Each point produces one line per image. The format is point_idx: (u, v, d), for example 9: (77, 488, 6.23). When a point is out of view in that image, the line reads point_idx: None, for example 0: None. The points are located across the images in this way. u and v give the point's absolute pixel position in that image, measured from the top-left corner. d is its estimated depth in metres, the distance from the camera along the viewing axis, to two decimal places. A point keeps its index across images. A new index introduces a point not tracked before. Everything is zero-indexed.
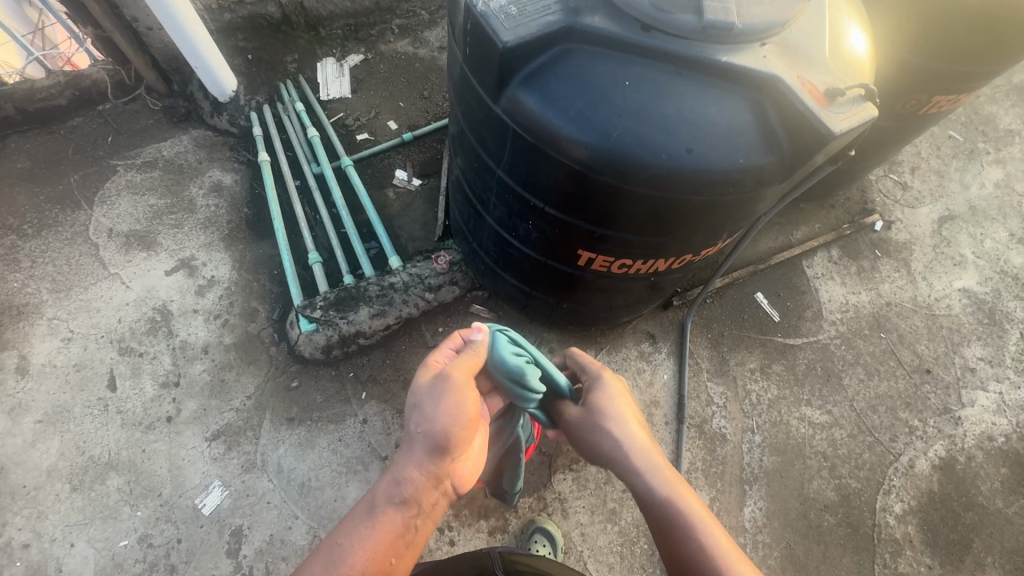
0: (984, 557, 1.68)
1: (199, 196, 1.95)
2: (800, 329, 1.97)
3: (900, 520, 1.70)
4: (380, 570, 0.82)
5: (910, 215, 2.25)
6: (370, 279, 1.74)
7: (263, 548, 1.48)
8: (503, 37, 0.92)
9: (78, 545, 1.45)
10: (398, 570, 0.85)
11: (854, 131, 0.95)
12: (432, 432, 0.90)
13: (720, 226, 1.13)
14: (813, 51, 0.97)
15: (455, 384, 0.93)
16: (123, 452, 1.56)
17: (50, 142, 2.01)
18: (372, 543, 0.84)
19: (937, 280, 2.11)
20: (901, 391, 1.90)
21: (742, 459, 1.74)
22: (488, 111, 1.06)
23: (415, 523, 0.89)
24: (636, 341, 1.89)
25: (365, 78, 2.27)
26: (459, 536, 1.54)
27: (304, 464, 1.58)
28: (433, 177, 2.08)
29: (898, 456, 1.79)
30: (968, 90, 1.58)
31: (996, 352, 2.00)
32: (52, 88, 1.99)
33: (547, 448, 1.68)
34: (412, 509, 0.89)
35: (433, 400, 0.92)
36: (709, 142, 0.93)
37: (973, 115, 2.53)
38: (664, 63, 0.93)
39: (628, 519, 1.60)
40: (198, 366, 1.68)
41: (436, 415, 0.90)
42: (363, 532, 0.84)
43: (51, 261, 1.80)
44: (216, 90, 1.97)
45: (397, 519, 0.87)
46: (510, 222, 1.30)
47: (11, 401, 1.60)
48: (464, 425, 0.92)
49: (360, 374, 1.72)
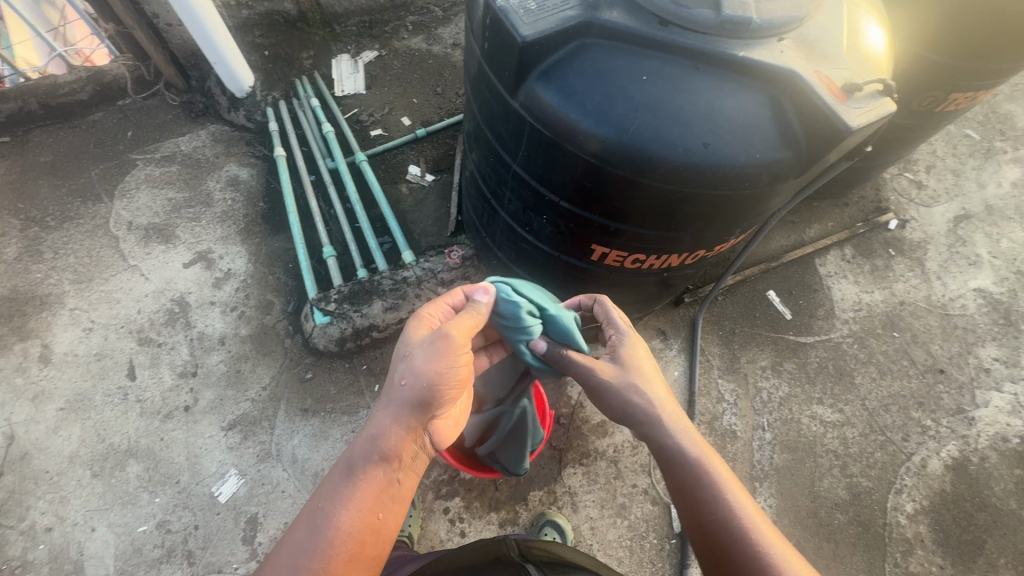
0: (997, 558, 1.67)
1: (216, 190, 1.98)
2: (812, 327, 1.96)
3: (911, 519, 1.69)
4: (367, 525, 0.81)
5: (925, 214, 2.23)
6: (384, 273, 1.76)
7: (277, 536, 1.50)
8: (522, 31, 0.93)
9: (99, 530, 1.49)
10: (385, 523, 0.83)
11: (871, 127, 0.95)
12: (417, 387, 0.88)
13: (735, 221, 1.13)
14: (830, 46, 0.97)
15: (440, 337, 0.90)
16: (143, 440, 1.59)
17: (71, 137, 2.05)
18: (357, 507, 0.81)
19: (952, 280, 2.10)
20: (914, 390, 1.89)
21: (753, 456, 1.74)
22: (505, 106, 1.08)
23: (399, 477, 0.86)
24: (647, 338, 1.89)
25: (379, 74, 2.29)
26: (470, 528, 1.56)
27: (318, 454, 1.61)
28: (446, 172, 2.10)
29: (911, 456, 1.78)
30: (985, 88, 1.57)
31: (1012, 353, 1.98)
32: (74, 83, 2.03)
33: (558, 443, 1.69)
34: (394, 464, 0.86)
35: (424, 355, 0.89)
36: (725, 136, 0.94)
37: (991, 114, 2.50)
38: (682, 58, 0.93)
39: (638, 514, 1.61)
40: (215, 356, 1.71)
41: (424, 369, 0.88)
42: (344, 496, 0.82)
43: (73, 253, 1.84)
44: (234, 86, 2.00)
45: (379, 476, 0.84)
46: (524, 216, 1.31)
47: (35, 388, 1.64)
48: (450, 369, 0.90)
49: (373, 366, 1.75)
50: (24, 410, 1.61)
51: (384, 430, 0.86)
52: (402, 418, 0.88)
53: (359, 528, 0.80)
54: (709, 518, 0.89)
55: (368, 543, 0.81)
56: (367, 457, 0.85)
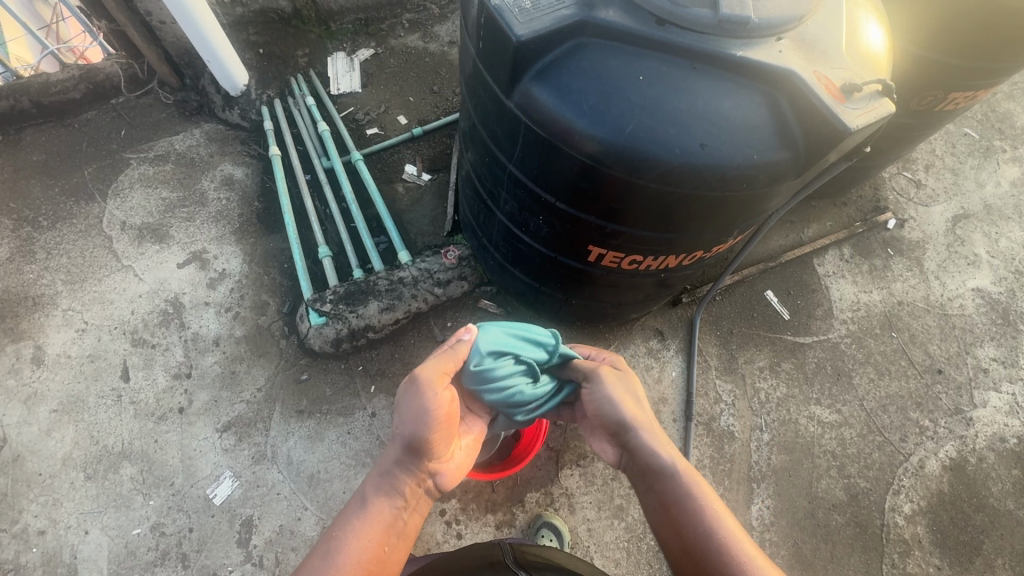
0: (994, 558, 1.67)
1: (211, 189, 1.96)
2: (810, 327, 1.96)
3: (909, 520, 1.69)
4: (375, 559, 0.83)
5: (924, 213, 2.22)
6: (380, 274, 1.75)
7: (273, 539, 1.49)
8: (517, 30, 0.92)
9: (93, 533, 1.47)
10: (392, 560, 0.85)
11: (871, 127, 0.94)
12: (411, 432, 0.89)
13: (733, 222, 1.12)
14: (829, 46, 0.96)
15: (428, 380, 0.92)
16: (137, 442, 1.58)
17: (64, 136, 2.03)
18: (363, 540, 0.83)
19: (950, 279, 2.09)
20: (912, 391, 1.89)
21: (750, 457, 1.73)
22: (500, 106, 1.06)
23: (405, 515, 0.89)
24: (644, 338, 1.88)
25: (375, 73, 2.27)
26: (466, 530, 1.55)
27: (314, 456, 1.60)
28: (442, 172, 2.09)
29: (908, 456, 1.78)
30: (985, 87, 1.55)
31: (1010, 353, 1.98)
32: (67, 81, 2.00)
33: (555, 444, 1.68)
34: (400, 501, 0.89)
35: (411, 400, 0.91)
36: (723, 137, 0.93)
37: (990, 113, 2.49)
38: (679, 57, 0.92)
39: (635, 515, 1.61)
40: (209, 357, 1.70)
41: (414, 414, 0.89)
42: (352, 530, 0.85)
43: (66, 253, 1.82)
44: (228, 85, 1.99)
45: (385, 510, 0.87)
46: (520, 217, 1.30)
47: (27, 390, 1.63)
48: (442, 410, 0.91)
49: (369, 367, 1.73)
50: (17, 412, 1.60)
51: (391, 468, 0.90)
52: (404, 456, 0.91)
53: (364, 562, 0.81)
54: (688, 530, 0.87)
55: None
56: (377, 492, 0.89)
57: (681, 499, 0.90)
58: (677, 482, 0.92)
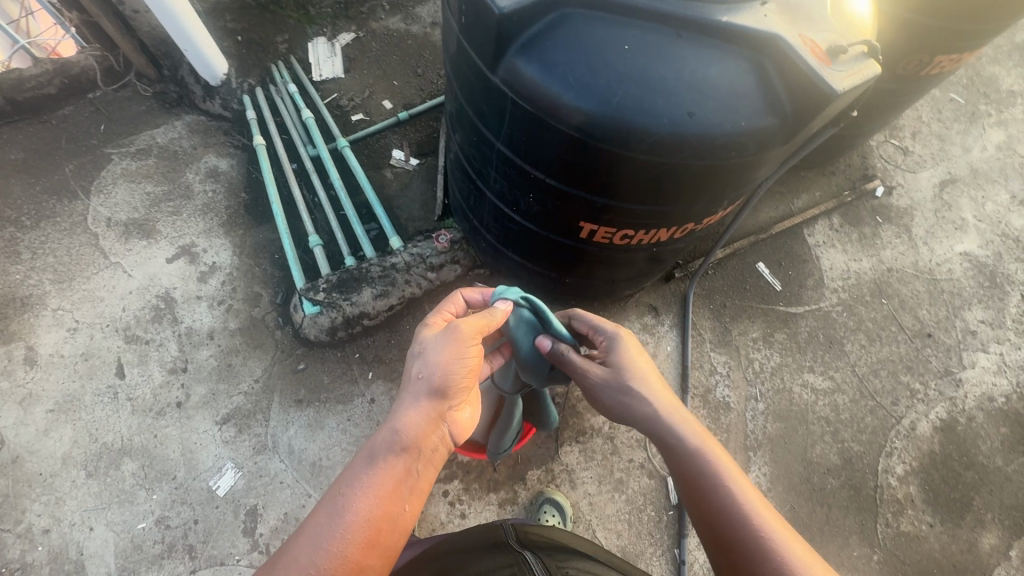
0: (984, 514, 1.72)
1: (196, 182, 1.94)
2: (801, 297, 1.97)
3: (902, 481, 1.73)
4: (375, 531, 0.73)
5: (911, 180, 2.24)
6: (372, 260, 1.74)
7: (278, 526, 1.51)
8: (499, 3, 0.91)
9: (98, 529, 1.48)
10: (402, 517, 0.77)
11: (857, 90, 0.94)
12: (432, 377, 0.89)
13: (723, 192, 1.12)
14: (813, 9, 0.96)
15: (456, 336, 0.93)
16: (136, 439, 1.58)
17: (42, 132, 1.99)
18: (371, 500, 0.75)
19: (938, 245, 2.11)
20: (902, 355, 1.92)
21: (746, 426, 1.76)
22: (485, 83, 1.05)
23: (416, 469, 0.81)
24: (639, 314, 1.90)
25: (357, 57, 2.23)
26: (470, 509, 1.57)
27: (315, 445, 1.60)
28: (430, 156, 2.07)
29: (900, 419, 1.82)
30: (970, 49, 1.55)
31: (996, 315, 2.01)
32: (41, 76, 1.95)
33: (554, 422, 1.70)
34: (412, 455, 0.81)
35: (437, 347, 0.91)
36: (710, 104, 0.92)
37: (975, 77, 2.49)
38: (663, 25, 0.91)
39: (635, 488, 1.63)
40: (204, 351, 1.69)
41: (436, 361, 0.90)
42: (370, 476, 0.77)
43: (52, 252, 1.79)
44: (208, 75, 1.94)
45: (398, 465, 0.79)
46: (510, 196, 1.29)
47: (21, 391, 1.62)
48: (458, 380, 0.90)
49: (366, 355, 1.74)
50: (12, 413, 1.59)
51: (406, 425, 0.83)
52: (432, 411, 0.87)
53: (376, 508, 0.74)
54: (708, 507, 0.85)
55: (396, 491, 0.77)
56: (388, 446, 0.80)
57: (699, 476, 0.88)
58: (691, 449, 0.92)
